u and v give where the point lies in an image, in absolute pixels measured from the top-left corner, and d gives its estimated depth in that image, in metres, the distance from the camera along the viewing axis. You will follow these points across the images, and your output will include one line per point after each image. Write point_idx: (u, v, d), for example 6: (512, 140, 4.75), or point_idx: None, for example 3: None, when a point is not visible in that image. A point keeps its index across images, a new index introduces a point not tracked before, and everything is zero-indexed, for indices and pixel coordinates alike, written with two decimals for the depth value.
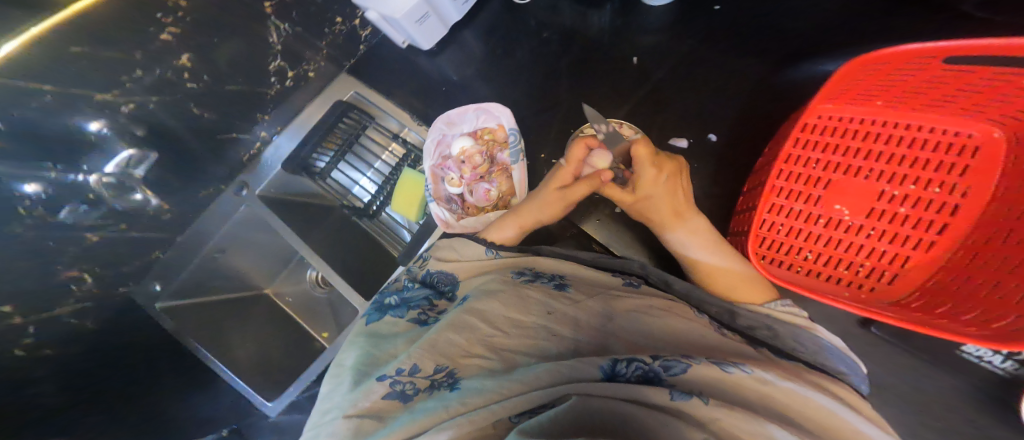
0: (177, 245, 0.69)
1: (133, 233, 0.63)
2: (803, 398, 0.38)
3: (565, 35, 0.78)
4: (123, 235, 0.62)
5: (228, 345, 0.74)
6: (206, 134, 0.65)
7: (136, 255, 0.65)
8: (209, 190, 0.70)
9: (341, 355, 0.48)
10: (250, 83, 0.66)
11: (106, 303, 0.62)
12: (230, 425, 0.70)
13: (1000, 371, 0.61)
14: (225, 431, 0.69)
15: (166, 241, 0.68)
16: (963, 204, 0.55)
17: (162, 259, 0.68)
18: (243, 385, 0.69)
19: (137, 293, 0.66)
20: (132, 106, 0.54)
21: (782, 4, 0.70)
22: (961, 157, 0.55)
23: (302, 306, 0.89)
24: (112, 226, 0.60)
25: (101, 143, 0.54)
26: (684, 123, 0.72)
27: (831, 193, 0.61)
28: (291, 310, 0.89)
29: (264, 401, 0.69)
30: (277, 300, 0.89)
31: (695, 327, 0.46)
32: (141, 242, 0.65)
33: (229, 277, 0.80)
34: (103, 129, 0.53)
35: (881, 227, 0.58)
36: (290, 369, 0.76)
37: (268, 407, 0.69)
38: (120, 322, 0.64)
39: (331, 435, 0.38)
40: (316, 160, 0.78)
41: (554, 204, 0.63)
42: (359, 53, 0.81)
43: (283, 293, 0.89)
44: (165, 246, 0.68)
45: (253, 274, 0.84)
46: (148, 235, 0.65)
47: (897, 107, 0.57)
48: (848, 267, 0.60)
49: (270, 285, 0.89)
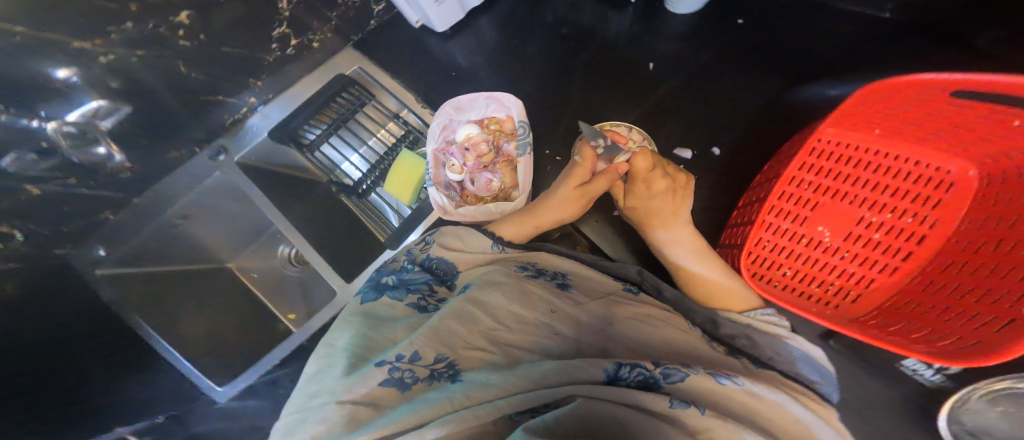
0: (135, 206, 0.66)
1: (83, 190, 0.60)
2: (783, 413, 0.40)
3: (583, 32, 0.80)
4: (71, 190, 0.58)
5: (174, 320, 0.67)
6: (187, 96, 0.64)
7: (82, 214, 0.61)
8: (181, 153, 0.69)
9: (331, 335, 0.45)
10: (249, 48, 0.67)
11: (36, 266, 0.55)
12: (166, 411, 0.57)
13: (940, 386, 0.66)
14: (160, 418, 0.55)
15: (119, 201, 0.65)
16: (930, 234, 0.60)
17: (112, 221, 0.65)
18: (190, 366, 0.63)
19: (75, 256, 0.61)
20: (111, 58, 0.53)
21: (810, 22, 0.71)
22: (937, 191, 0.60)
23: (269, 283, 0.84)
24: (62, 179, 0.56)
25: (68, 92, 0.52)
26: (691, 135, 0.75)
27: (818, 215, 0.65)
28: (254, 286, 0.83)
29: (214, 386, 0.64)
30: (240, 274, 0.83)
31: (688, 338, 0.48)
32: (92, 200, 0.61)
33: (190, 247, 0.74)
34: (73, 77, 0.51)
35: (855, 251, 0.64)
36: (244, 351, 0.71)
37: (217, 392, 0.64)
38: (52, 288, 0.55)
39: (322, 422, 0.35)
40: (306, 132, 0.78)
41: (575, 203, 0.65)
42: (369, 28, 0.82)
43: (248, 268, 0.84)
44: (116, 207, 0.65)
45: (217, 249, 0.79)
46: (99, 193, 0.62)
47: (891, 137, 0.61)
48: (820, 284, 0.66)
49: (233, 259, 0.83)
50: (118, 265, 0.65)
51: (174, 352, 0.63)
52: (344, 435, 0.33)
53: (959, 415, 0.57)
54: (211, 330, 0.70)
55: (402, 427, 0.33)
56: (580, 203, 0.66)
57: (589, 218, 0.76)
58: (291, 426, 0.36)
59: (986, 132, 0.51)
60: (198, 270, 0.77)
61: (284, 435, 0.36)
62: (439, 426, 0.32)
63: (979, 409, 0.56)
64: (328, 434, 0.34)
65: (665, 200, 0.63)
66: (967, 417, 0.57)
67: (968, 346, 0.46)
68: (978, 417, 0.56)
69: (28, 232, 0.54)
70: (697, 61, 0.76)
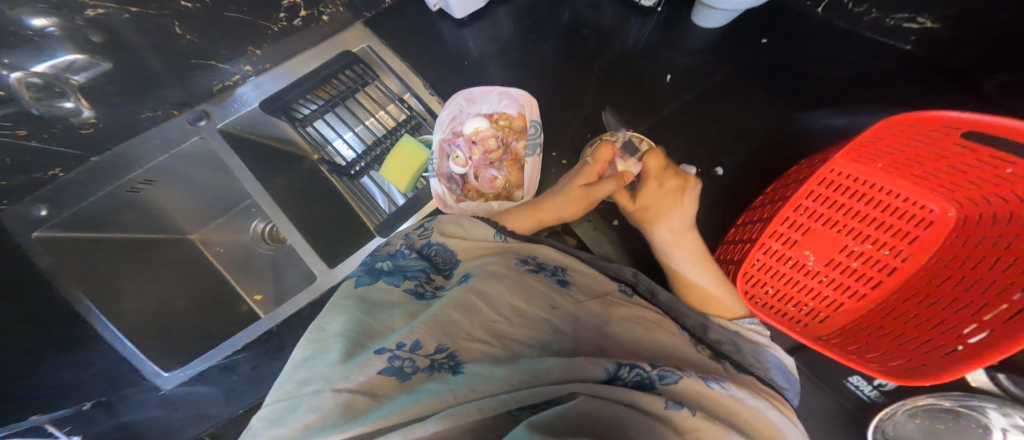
0: (91, 166, 0.61)
1: (34, 143, 0.53)
2: (761, 416, 0.43)
3: (602, 35, 0.81)
4: (19, 143, 0.51)
5: (119, 295, 0.62)
6: (173, 56, 0.59)
7: (31, 169, 0.55)
8: (155, 114, 0.63)
9: (323, 318, 0.43)
10: (254, 14, 0.61)
11: None
12: (95, 398, 0.52)
13: (866, 397, 0.68)
14: (86, 405, 0.51)
15: (78, 158, 0.59)
16: (901, 267, 0.66)
17: (64, 180, 0.59)
18: (134, 349, 0.59)
19: (11, 215, 0.55)
20: (99, 12, 0.49)
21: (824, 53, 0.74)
22: (917, 228, 0.65)
23: (236, 259, 0.80)
24: (10, 130, 0.50)
25: (38, 41, 0.47)
26: (696, 152, 0.77)
27: (807, 240, 0.72)
28: (218, 262, 0.79)
29: (160, 371, 0.60)
30: (204, 248, 0.78)
31: (677, 341, 0.50)
32: (44, 157, 0.56)
33: (150, 214, 0.69)
34: (50, 28, 0.47)
35: (833, 276, 0.70)
36: (197, 334, 0.66)
37: (162, 378, 0.60)
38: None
39: (316, 409, 0.33)
40: (300, 106, 0.72)
41: (578, 200, 0.66)
42: (382, 6, 0.78)
43: (214, 243, 0.79)
44: (73, 165, 0.59)
45: (178, 217, 0.74)
46: (56, 149, 0.56)
47: (889, 173, 0.67)
48: (795, 305, 0.72)
49: (197, 232, 0.78)
50: (56, 228, 0.58)
51: (116, 332, 0.59)
52: (341, 424, 0.32)
53: (883, 426, 0.64)
54: (168, 308, 0.66)
55: (404, 418, 0.32)
56: (581, 199, 0.66)
57: (588, 223, 0.77)
58: (278, 414, 0.34)
59: (975, 176, 0.57)
60: (157, 240, 0.71)
61: (271, 423, 0.34)
62: (440, 419, 0.32)
63: (900, 420, 0.62)
64: (322, 423, 0.32)
65: (661, 204, 0.66)
66: (890, 427, 0.63)
67: (918, 368, 0.51)
68: (899, 428, 0.63)
69: None
70: (711, 76, 0.78)
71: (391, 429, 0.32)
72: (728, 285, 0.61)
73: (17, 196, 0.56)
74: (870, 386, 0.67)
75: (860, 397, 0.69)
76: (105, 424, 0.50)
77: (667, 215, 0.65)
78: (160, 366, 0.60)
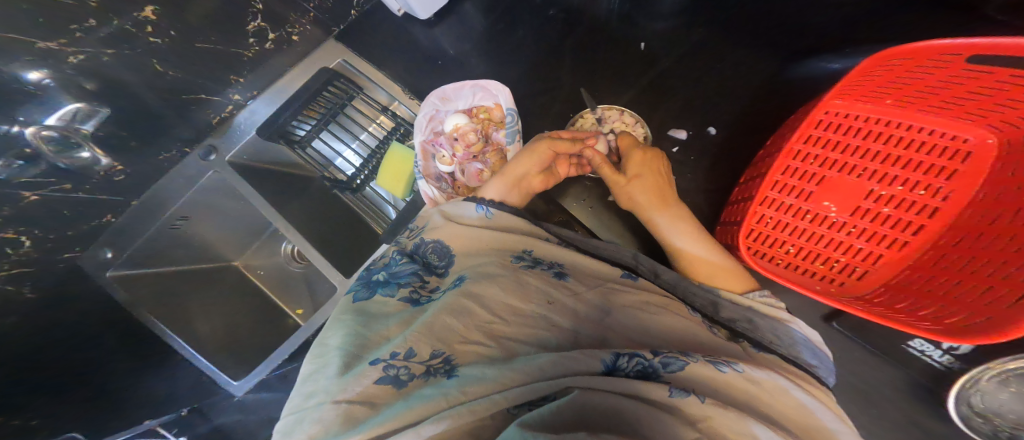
0: (133, 209, 0.64)
1: (81, 194, 0.57)
2: (784, 399, 0.40)
3: (570, 13, 0.81)
4: (66, 196, 0.55)
5: (188, 317, 0.69)
6: (166, 94, 0.62)
7: (86, 218, 0.59)
8: (172, 154, 0.67)
9: (325, 334, 0.44)
10: (225, 42, 0.65)
11: (49, 269, 0.54)
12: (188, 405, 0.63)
13: (938, 364, 0.64)
14: (183, 412, 0.61)
15: (120, 203, 0.63)
16: (943, 207, 0.60)
17: (116, 224, 0.63)
18: (206, 362, 0.65)
19: (86, 260, 0.60)
20: (81, 57, 0.50)
21: None
22: (952, 161, 0.59)
23: (276, 280, 0.85)
24: (56, 186, 0.53)
25: (40, 94, 0.48)
26: (683, 117, 0.77)
27: (823, 190, 0.66)
28: (263, 284, 0.84)
29: (230, 380, 0.66)
30: (247, 273, 0.84)
31: (689, 325, 0.47)
32: (93, 205, 0.59)
33: (193, 247, 0.74)
34: (46, 79, 0.48)
35: (861, 226, 0.65)
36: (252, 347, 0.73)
37: (233, 386, 0.65)
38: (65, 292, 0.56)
39: (318, 423, 0.34)
40: (295, 127, 0.76)
41: (541, 149, 0.66)
42: (350, 18, 0.83)
43: (254, 266, 0.84)
44: (120, 209, 0.63)
45: (222, 247, 0.79)
46: (102, 197, 0.60)
47: (905, 106, 0.60)
48: (823, 262, 0.67)
49: (240, 258, 0.83)
50: (126, 266, 0.64)
51: (190, 349, 0.65)
52: (341, 434, 0.32)
53: (969, 397, 0.61)
54: (221, 324, 0.73)
55: (400, 425, 0.32)
56: (540, 146, 0.66)
57: (584, 205, 0.79)
58: (288, 427, 0.35)
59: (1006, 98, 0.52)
60: (200, 269, 0.77)
61: (284, 435, 0.34)
62: (439, 421, 0.32)
63: (991, 391, 0.59)
64: (325, 434, 0.33)
65: (654, 183, 0.66)
66: (978, 398, 0.60)
67: (977, 325, 0.47)
68: (988, 398, 0.60)
69: (35, 238, 0.52)
70: (688, 39, 0.78)
71: (389, 435, 0.32)
72: (729, 259, 0.59)
73: (86, 241, 0.60)
74: (940, 351, 0.63)
75: (933, 365, 0.65)
76: (203, 427, 0.60)
77: (658, 183, 0.66)
78: (229, 375, 0.66)
